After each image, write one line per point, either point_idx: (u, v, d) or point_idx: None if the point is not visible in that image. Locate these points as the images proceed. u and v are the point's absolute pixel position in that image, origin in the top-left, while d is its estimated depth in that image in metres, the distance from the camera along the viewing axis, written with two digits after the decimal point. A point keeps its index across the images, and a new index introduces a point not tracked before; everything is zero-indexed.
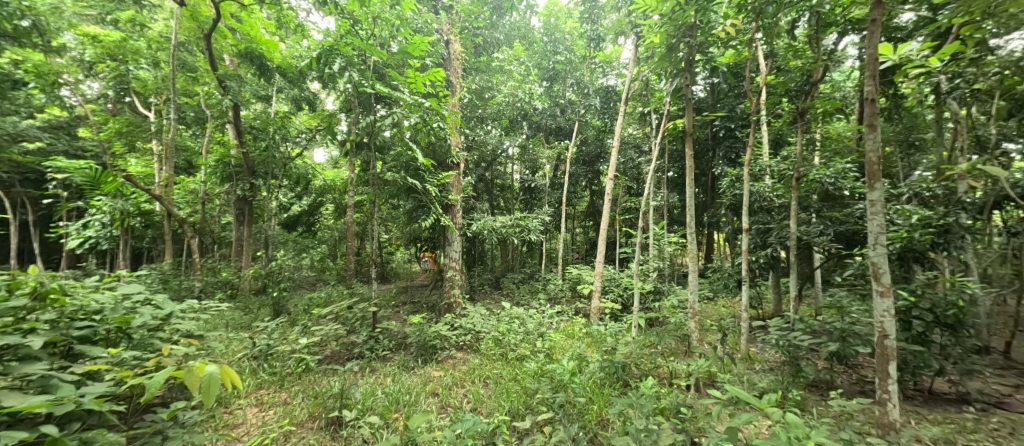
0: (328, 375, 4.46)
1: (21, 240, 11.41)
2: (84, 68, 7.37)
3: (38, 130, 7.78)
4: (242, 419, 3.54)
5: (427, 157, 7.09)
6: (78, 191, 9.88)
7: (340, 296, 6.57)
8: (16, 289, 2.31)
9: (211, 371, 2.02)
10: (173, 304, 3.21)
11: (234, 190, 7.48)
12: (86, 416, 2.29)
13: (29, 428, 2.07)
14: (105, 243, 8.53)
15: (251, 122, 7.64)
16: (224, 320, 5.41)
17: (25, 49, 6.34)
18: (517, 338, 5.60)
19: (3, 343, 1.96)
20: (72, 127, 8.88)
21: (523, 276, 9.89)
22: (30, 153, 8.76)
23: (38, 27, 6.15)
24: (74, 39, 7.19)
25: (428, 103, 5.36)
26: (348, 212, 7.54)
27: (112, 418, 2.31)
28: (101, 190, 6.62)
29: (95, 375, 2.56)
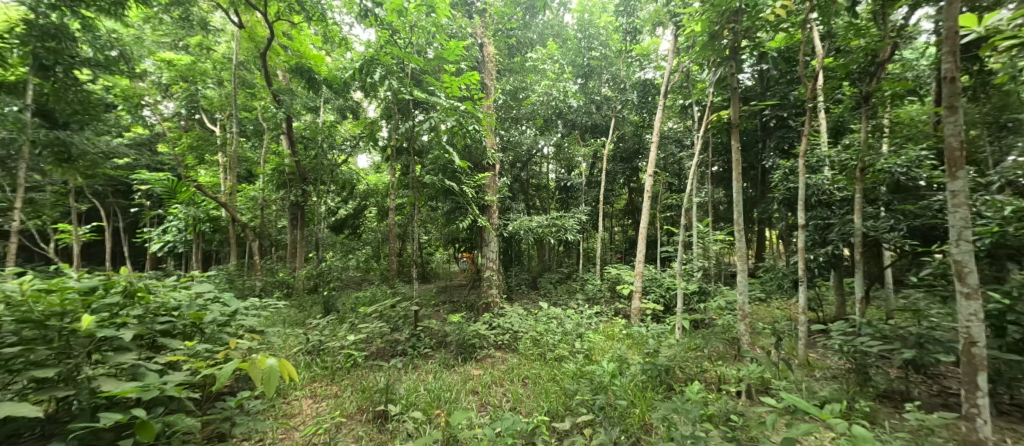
0: (374, 370, 4.68)
1: (115, 244, 12.96)
2: (162, 90, 8.26)
3: (127, 147, 8.81)
4: (298, 409, 3.80)
5: (464, 160, 7.24)
6: (159, 200, 11.07)
7: (384, 295, 6.86)
8: (111, 288, 2.63)
9: (272, 364, 2.18)
10: (238, 302, 3.50)
11: (288, 196, 8.05)
12: (170, 401, 2.57)
13: (125, 410, 2.35)
14: (181, 246, 9.48)
15: (301, 132, 8.16)
16: (282, 317, 5.84)
17: (115, 77, 7.20)
18: (555, 338, 5.57)
19: (101, 335, 2.24)
20: (153, 143, 9.97)
21: (561, 276, 9.82)
22: (120, 168, 9.94)
23: (125, 56, 6.97)
24: (154, 65, 8.07)
25: (464, 107, 5.48)
26: (390, 215, 7.86)
27: (190, 404, 2.57)
28: (177, 199, 7.38)
29: (175, 365, 2.85)
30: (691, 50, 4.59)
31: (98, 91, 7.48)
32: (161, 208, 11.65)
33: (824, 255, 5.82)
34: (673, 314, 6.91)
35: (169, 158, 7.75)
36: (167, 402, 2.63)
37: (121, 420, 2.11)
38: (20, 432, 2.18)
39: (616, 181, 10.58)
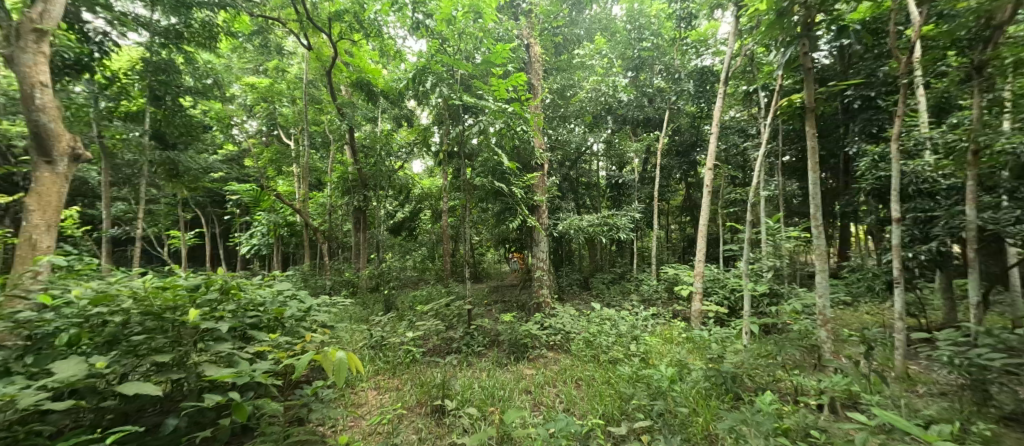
0: (432, 366, 4.89)
1: (212, 247, 14.86)
2: (247, 111, 9.33)
3: (220, 163, 10.07)
4: (365, 400, 4.08)
5: (513, 161, 7.32)
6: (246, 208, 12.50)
7: (438, 294, 7.15)
8: (211, 285, 3.02)
9: (341, 357, 2.37)
10: (311, 299, 3.85)
11: (352, 201, 8.68)
12: (258, 386, 2.89)
13: (223, 393, 2.70)
14: (264, 248, 10.63)
15: (362, 141, 8.77)
16: (348, 313, 6.31)
17: (210, 101, 8.26)
18: (609, 340, 5.43)
19: (204, 327, 2.58)
20: (240, 158, 11.28)
21: (614, 276, 9.54)
22: (215, 181, 11.38)
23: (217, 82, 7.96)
24: (241, 89, 9.14)
25: (512, 108, 5.55)
26: (443, 217, 8.16)
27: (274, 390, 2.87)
28: (260, 207, 8.28)
29: (262, 355, 3.21)
30: (755, 32, 4.23)
31: (197, 115, 8.61)
32: (247, 215, 13.14)
33: (927, 253, 5.06)
34: (739, 318, 6.41)
35: (253, 170, 8.72)
36: (256, 388, 2.96)
37: (221, 401, 2.41)
38: (145, 407, 2.59)
39: (672, 176, 10.05)
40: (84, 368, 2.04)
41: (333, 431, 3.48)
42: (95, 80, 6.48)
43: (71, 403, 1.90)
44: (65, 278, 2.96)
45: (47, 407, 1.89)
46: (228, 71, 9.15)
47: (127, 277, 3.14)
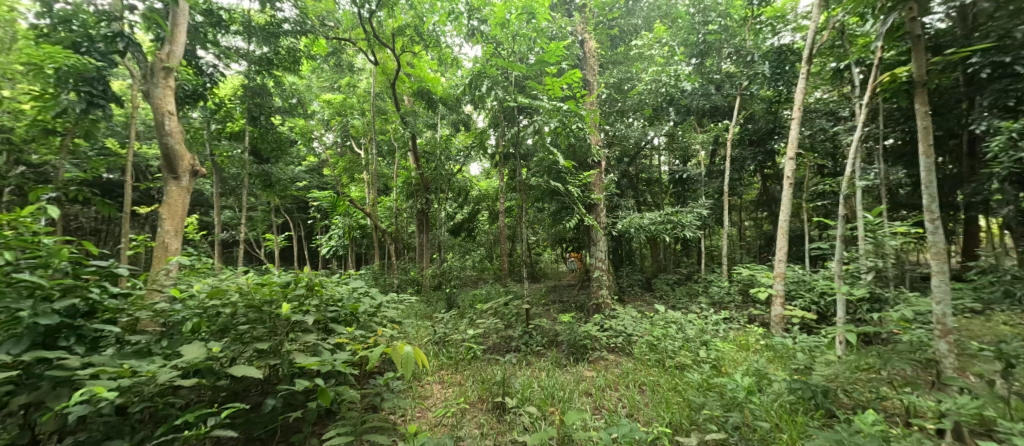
0: (492, 364, 5.02)
1: (300, 249, 16.70)
2: (325, 125, 10.33)
3: (304, 173, 11.28)
4: (431, 393, 4.30)
5: (569, 159, 7.24)
6: (326, 213, 13.83)
7: (497, 293, 7.30)
8: (299, 281, 3.38)
9: (408, 351, 2.53)
10: (382, 296, 4.14)
11: (416, 204, 9.19)
12: (338, 375, 3.19)
13: (311, 379, 3.01)
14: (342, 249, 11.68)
15: (424, 147, 9.24)
16: (414, 310, 6.71)
17: (295, 118, 9.29)
18: (675, 344, 5.13)
19: (294, 319, 2.90)
20: (320, 168, 12.52)
21: (679, 277, 8.99)
22: (300, 189, 12.75)
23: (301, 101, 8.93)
24: (319, 106, 10.16)
25: (567, 106, 5.50)
26: (500, 217, 8.32)
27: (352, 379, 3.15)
28: (337, 212, 9.12)
29: (341, 346, 3.53)
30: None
31: (284, 131, 9.71)
32: (326, 219, 14.53)
33: None
34: (830, 325, 5.68)
35: (330, 179, 9.61)
36: (337, 376, 3.27)
37: (308, 386, 2.70)
38: (250, 387, 2.98)
39: (746, 168, 9.21)
40: (204, 352, 2.40)
41: (403, 420, 3.72)
42: (208, 107, 7.63)
43: (195, 380, 2.25)
44: (188, 275, 3.52)
45: (178, 382, 2.26)
46: (309, 90, 10.20)
47: (234, 274, 3.65)
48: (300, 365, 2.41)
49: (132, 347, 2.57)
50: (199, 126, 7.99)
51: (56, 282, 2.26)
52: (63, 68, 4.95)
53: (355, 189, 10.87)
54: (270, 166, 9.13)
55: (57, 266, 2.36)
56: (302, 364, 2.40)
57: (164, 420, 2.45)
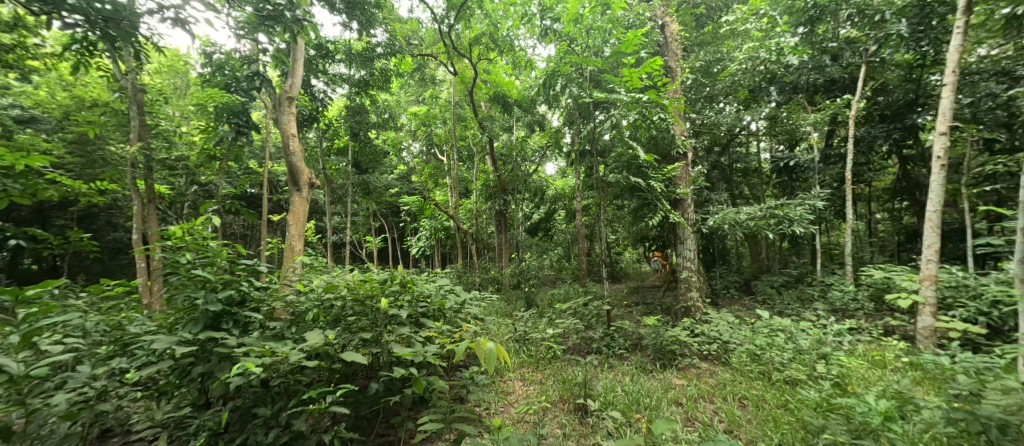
0: (572, 364, 4.96)
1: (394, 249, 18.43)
2: (413, 136, 11.27)
3: (396, 180, 12.43)
4: (513, 389, 4.40)
5: (650, 153, 6.85)
6: (415, 216, 15.05)
7: (576, 294, 7.20)
8: (394, 279, 3.72)
9: (491, 347, 2.62)
10: (466, 294, 4.36)
11: (494, 205, 9.49)
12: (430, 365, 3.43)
13: (406, 368, 3.28)
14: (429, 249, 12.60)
15: (501, 150, 9.52)
16: (495, 307, 6.95)
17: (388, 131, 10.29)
18: (783, 356, 4.50)
19: (390, 313, 3.19)
20: (410, 175, 13.69)
21: (788, 279, 7.86)
22: (393, 195, 14.09)
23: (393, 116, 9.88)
24: (407, 119, 11.10)
25: (648, 96, 5.19)
26: (578, 216, 8.19)
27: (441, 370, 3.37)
28: (424, 215, 9.87)
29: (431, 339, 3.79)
30: None
31: (379, 144, 10.81)
32: (416, 222, 15.82)
33: None
34: (1010, 342, 4.46)
35: (418, 185, 10.44)
36: (428, 366, 3.53)
37: (404, 374, 2.96)
38: (358, 372, 3.37)
39: (876, 150, 7.69)
40: (323, 339, 2.78)
41: (488, 413, 3.87)
42: (321, 127, 8.88)
43: (315, 362, 2.62)
44: (308, 272, 4.13)
45: (304, 363, 2.66)
46: (398, 105, 11.21)
47: (342, 272, 4.18)
48: (396, 354, 2.65)
49: (270, 331, 3.10)
50: (314, 144, 9.38)
51: (219, 277, 2.85)
52: (217, 106, 6.40)
53: (439, 193, 11.66)
54: (369, 176, 10.25)
55: (220, 264, 2.97)
56: (397, 354, 2.64)
57: (294, 394, 2.90)
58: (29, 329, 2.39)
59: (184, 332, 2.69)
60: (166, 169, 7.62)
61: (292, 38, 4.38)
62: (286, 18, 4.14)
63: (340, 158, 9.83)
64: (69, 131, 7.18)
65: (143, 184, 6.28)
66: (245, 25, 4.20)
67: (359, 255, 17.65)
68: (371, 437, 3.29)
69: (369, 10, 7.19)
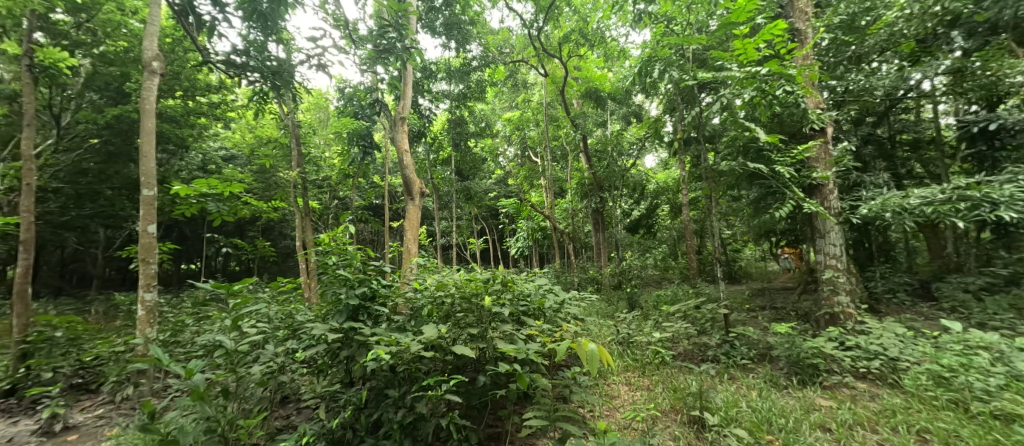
0: (684, 372, 4.55)
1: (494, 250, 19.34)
2: (507, 140, 11.72)
3: (493, 184, 13.07)
4: (618, 393, 4.23)
5: (774, 133, 5.91)
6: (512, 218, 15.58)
7: (686, 295, 6.58)
8: (495, 278, 3.91)
9: (593, 349, 2.55)
10: (564, 294, 4.36)
11: (591, 204, 9.28)
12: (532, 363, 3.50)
13: (510, 365, 3.40)
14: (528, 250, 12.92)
15: (595, 147, 9.24)
16: (595, 308, 6.79)
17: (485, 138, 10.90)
18: (989, 382, 3.41)
19: (493, 310, 3.36)
20: (506, 178, 14.24)
21: (995, 280, 5.92)
22: (492, 199, 14.82)
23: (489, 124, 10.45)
24: (502, 125, 11.59)
25: (768, 68, 4.46)
26: (685, 210, 7.49)
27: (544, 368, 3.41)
28: (522, 216, 10.15)
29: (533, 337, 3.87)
30: None
31: (478, 152, 11.52)
32: (514, 223, 16.38)
33: None
34: None
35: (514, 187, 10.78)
36: (531, 364, 3.60)
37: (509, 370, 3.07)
38: (467, 365, 3.62)
39: None
40: (436, 332, 3.06)
41: (592, 416, 3.79)
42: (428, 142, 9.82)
43: (431, 353, 2.92)
44: (423, 272, 4.61)
45: (422, 353, 2.98)
46: (493, 113, 11.78)
47: (450, 272, 4.56)
48: (499, 350, 2.76)
49: (395, 323, 3.55)
50: (423, 158, 10.43)
51: (356, 276, 3.40)
52: (348, 133, 7.67)
53: (535, 194, 11.88)
54: (470, 182, 11.01)
55: (356, 265, 3.53)
56: (500, 350, 2.75)
57: (416, 380, 3.26)
58: (236, 315, 3.19)
59: (333, 321, 3.26)
60: (316, 187, 9.35)
61: (402, 64, 4.95)
62: (397, 48, 4.71)
63: (445, 167, 10.77)
64: (254, 163, 9.37)
65: (301, 202, 7.84)
66: (367, 60, 4.90)
67: (465, 256, 19.00)
68: (482, 426, 3.51)
69: (465, 28, 7.78)
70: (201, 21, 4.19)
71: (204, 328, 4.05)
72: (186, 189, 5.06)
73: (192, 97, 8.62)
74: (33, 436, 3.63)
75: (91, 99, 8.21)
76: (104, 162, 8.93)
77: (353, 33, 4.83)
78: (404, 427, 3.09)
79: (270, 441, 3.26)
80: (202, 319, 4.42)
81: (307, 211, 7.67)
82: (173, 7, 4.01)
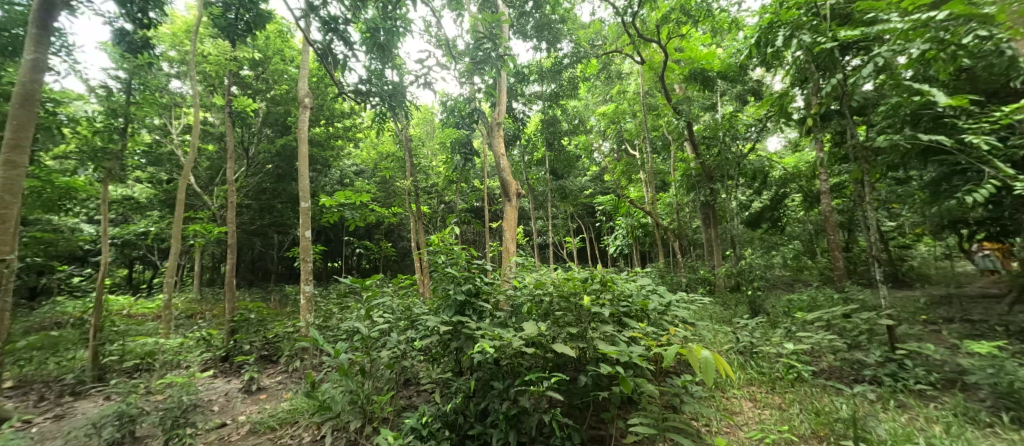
0: (830, 393, 3.78)
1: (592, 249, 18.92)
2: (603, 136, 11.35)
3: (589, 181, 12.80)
4: (741, 408, 3.72)
5: (962, 93, 4.53)
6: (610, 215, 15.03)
7: (829, 301, 5.48)
8: (594, 278, 3.81)
9: (707, 356, 2.29)
10: (671, 295, 4.02)
11: (699, 197, 8.50)
12: (636, 367, 3.30)
13: (612, 368, 3.26)
14: (628, 248, 12.31)
15: (702, 133, 8.37)
16: (708, 312, 6.15)
17: (579, 136, 10.74)
18: None
19: (592, 310, 3.27)
20: (603, 174, 13.80)
21: None
22: (588, 197, 14.52)
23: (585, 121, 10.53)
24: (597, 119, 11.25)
25: (949, 10, 3.43)
26: (825, 199, 6.25)
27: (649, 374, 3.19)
28: (619, 213, 9.72)
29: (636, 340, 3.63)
30: None
31: (571, 149, 11.47)
32: (612, 220, 15.79)
33: None
34: None
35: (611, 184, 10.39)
36: (635, 368, 3.40)
37: (612, 372, 2.95)
38: (568, 364, 3.58)
39: None
40: (537, 329, 3.11)
41: (708, 431, 3.41)
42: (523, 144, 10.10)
43: (532, 349, 2.98)
44: (521, 270, 4.73)
45: (523, 349, 3.06)
46: (587, 109, 11.53)
47: (548, 271, 4.59)
48: (599, 351, 2.66)
49: (497, 318, 3.71)
50: (518, 160, 11.20)
51: (462, 273, 3.67)
52: (452, 142, 8.65)
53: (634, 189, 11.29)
54: (565, 181, 11.06)
55: (462, 263, 3.83)
56: (600, 351, 2.65)
57: (518, 375, 3.37)
58: (369, 305, 3.89)
59: (443, 315, 3.57)
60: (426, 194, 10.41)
61: (497, 72, 5.21)
62: (492, 57, 4.95)
63: (540, 168, 11.28)
64: (377, 175, 10.86)
65: (414, 207, 8.84)
66: (465, 73, 5.28)
67: (562, 255, 19.07)
68: (585, 426, 3.45)
69: (555, 27, 7.91)
70: (336, 59, 5.01)
71: (345, 316, 4.86)
72: (330, 200, 6.10)
73: (331, 123, 10.60)
74: (240, 392, 4.79)
75: (266, 133, 10.49)
76: (275, 182, 11.51)
77: (452, 50, 5.24)
78: (509, 419, 3.22)
79: (397, 417, 3.72)
80: (344, 309, 5.28)
81: (420, 215, 8.59)
82: (316, 50, 4.77)
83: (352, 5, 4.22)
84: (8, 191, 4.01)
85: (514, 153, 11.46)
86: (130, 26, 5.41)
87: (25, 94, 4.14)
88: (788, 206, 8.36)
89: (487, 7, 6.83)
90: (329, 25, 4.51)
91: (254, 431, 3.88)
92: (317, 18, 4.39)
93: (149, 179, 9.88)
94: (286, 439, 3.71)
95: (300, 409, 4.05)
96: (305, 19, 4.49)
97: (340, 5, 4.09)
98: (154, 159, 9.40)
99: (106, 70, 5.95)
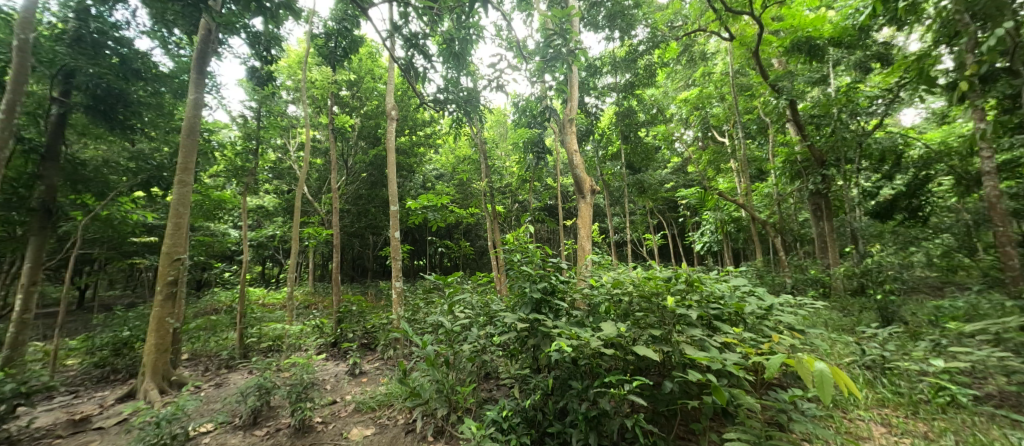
0: (1001, 424, 2.98)
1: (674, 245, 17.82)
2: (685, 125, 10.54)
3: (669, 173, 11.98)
4: (869, 433, 3.09)
5: None
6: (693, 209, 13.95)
7: (997, 309, 4.34)
8: (679, 277, 3.50)
9: (822, 369, 1.97)
10: (773, 297, 3.53)
11: (808, 186, 7.38)
12: (728, 376, 2.97)
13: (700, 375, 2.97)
14: (715, 244, 11.29)
15: (809, 112, 7.24)
16: (822, 318, 5.31)
17: (659, 126, 10.07)
18: None
19: (677, 311, 3.01)
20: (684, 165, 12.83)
21: None
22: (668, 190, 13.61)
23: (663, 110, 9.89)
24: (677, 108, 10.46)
25: None
26: (990, 180, 4.97)
27: (747, 383, 2.80)
28: (706, 207, 8.87)
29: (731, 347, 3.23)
30: None
31: (650, 141, 10.82)
32: (696, 215, 14.64)
33: None
34: None
35: (696, 175, 9.54)
36: (729, 377, 3.05)
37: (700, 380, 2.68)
38: (651, 367, 3.33)
39: None
40: (616, 329, 2.95)
41: None
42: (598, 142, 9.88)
43: (611, 351, 2.83)
44: (597, 269, 4.55)
45: (601, 350, 2.93)
46: (666, 97, 10.79)
47: (626, 269, 4.36)
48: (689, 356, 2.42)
49: (573, 318, 3.59)
50: (592, 155, 11.11)
51: (539, 271, 3.65)
52: (524, 141, 8.92)
53: (722, 180, 10.33)
54: (642, 174, 10.47)
55: (537, 262, 3.80)
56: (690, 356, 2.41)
57: (598, 376, 3.26)
58: (452, 300, 4.08)
59: (520, 312, 3.59)
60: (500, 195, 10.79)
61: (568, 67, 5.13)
62: (562, 54, 4.87)
63: (615, 162, 10.85)
64: (456, 178, 11.52)
65: (490, 207, 9.16)
66: (536, 72, 5.29)
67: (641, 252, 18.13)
68: (672, 436, 3.19)
69: (628, 14, 7.77)
70: (417, 72, 5.38)
71: (430, 310, 5.23)
72: (415, 203, 6.60)
73: (414, 132, 11.52)
74: (347, 374, 5.47)
75: (363, 145, 11.77)
76: (369, 188, 12.89)
77: (523, 51, 5.28)
78: (589, 420, 3.14)
79: (479, 408, 3.87)
80: (429, 303, 5.69)
81: (495, 215, 8.92)
82: (400, 66, 5.17)
83: (430, 20, 4.49)
84: (181, 203, 5.08)
85: (587, 148, 11.28)
86: (258, 63, 6.50)
87: (190, 126, 5.20)
88: (932, 191, 6.82)
89: (556, 3, 6.82)
90: (411, 41, 4.88)
91: (359, 409, 4.39)
92: (401, 36, 4.78)
93: (274, 190, 11.73)
94: (384, 419, 4.14)
95: (394, 393, 4.47)
96: (390, 38, 4.90)
97: (419, 21, 4.40)
98: (278, 174, 11.13)
99: (243, 102, 7.21)
